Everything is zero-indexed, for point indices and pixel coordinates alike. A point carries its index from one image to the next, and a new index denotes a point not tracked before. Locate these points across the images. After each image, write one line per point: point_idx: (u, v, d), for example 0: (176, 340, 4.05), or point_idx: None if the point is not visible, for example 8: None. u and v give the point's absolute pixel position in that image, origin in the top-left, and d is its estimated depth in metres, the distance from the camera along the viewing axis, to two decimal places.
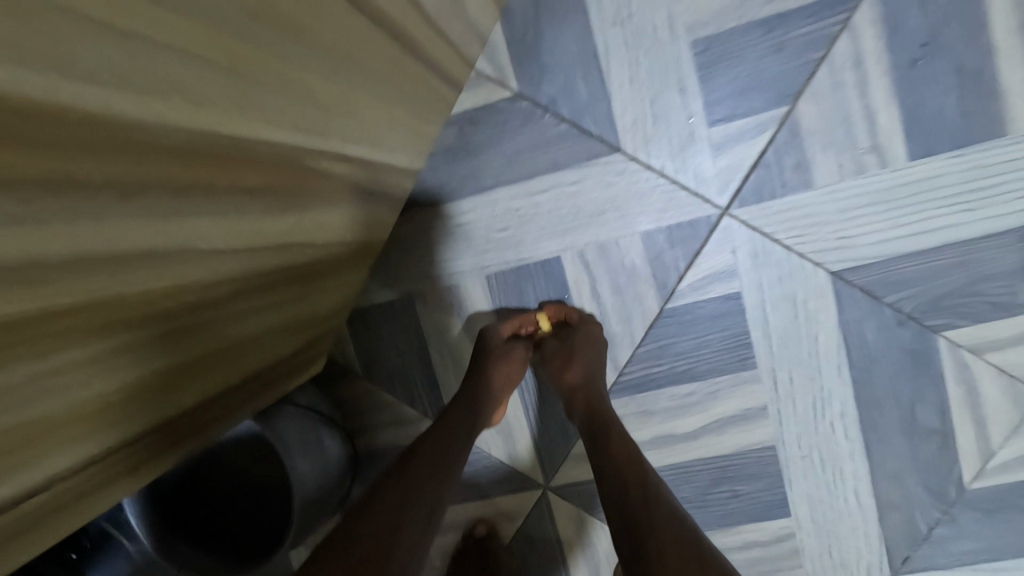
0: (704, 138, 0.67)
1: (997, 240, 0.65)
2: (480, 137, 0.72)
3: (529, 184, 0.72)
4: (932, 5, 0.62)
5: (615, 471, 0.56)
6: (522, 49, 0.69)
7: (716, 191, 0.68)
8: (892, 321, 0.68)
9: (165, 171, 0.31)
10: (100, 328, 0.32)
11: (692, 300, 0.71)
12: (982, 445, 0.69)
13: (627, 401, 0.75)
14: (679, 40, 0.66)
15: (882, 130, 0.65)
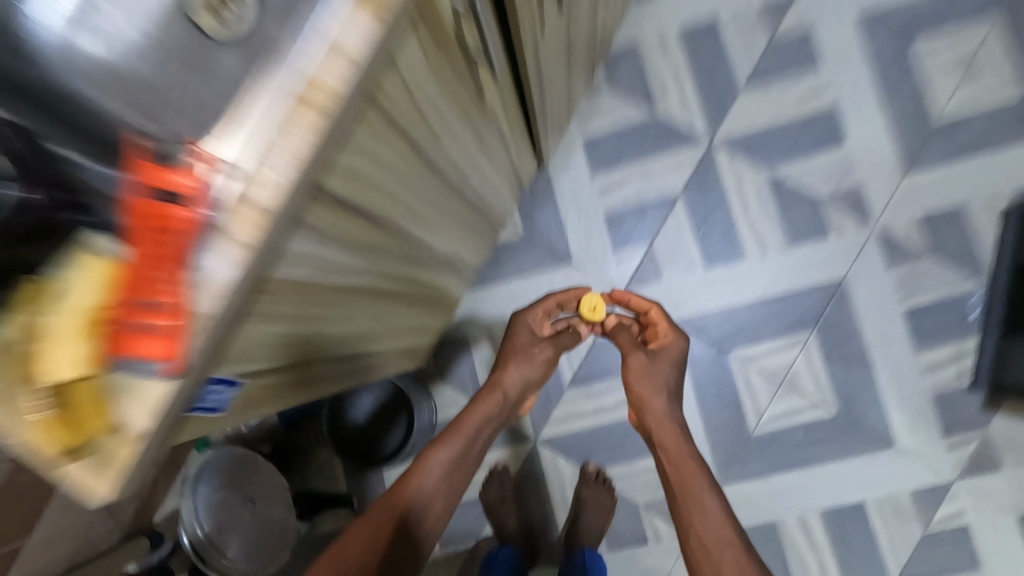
0: (613, 258, 1.43)
1: (749, 305, 1.38)
2: (505, 255, 1.47)
3: (527, 278, 1.46)
4: (707, 202, 1.41)
5: (673, 460, 0.98)
6: (526, 215, 1.47)
7: (619, 282, 1.43)
8: (707, 345, 1.39)
9: (332, 215, 0.55)
10: (286, 294, 0.56)
11: None
12: (757, 408, 1.37)
13: (580, 390, 1.42)
14: (598, 213, 1.44)
15: (693, 254, 1.41)
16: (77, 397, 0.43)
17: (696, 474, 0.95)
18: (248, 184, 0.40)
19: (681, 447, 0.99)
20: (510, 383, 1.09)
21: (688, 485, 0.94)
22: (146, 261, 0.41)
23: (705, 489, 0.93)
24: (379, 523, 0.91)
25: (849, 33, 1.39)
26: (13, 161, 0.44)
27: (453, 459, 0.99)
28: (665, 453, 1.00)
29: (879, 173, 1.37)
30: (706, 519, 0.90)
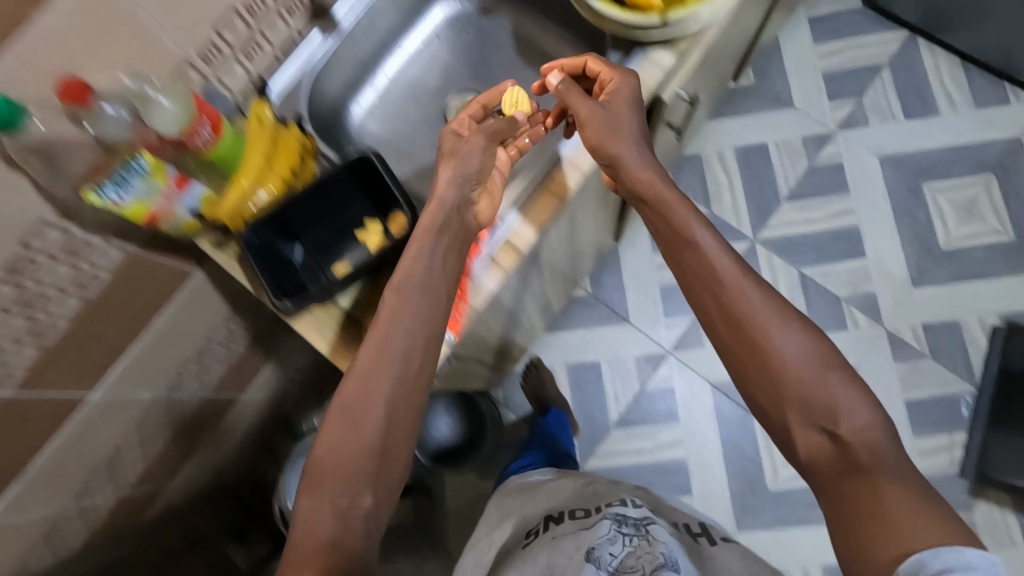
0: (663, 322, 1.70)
1: None
2: (573, 307, 1.75)
3: (591, 329, 1.72)
4: None
5: (666, 220, 0.84)
6: (595, 277, 1.75)
7: (666, 343, 1.70)
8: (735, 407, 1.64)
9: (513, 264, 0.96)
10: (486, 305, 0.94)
11: (653, 388, 1.68)
12: (774, 467, 1.60)
13: (622, 430, 1.67)
14: (655, 284, 1.73)
15: None
16: (387, 341, 0.76)
17: (715, 249, 0.81)
18: (517, 237, 0.85)
19: (678, 204, 0.84)
20: (475, 161, 0.82)
21: (701, 254, 0.81)
22: (453, 271, 0.81)
23: (724, 251, 0.81)
24: (375, 348, 0.75)
25: (873, 170, 1.73)
26: (373, 206, 0.79)
27: (427, 269, 0.76)
28: (668, 219, 0.83)
29: (892, 283, 1.66)
30: (721, 264, 0.80)
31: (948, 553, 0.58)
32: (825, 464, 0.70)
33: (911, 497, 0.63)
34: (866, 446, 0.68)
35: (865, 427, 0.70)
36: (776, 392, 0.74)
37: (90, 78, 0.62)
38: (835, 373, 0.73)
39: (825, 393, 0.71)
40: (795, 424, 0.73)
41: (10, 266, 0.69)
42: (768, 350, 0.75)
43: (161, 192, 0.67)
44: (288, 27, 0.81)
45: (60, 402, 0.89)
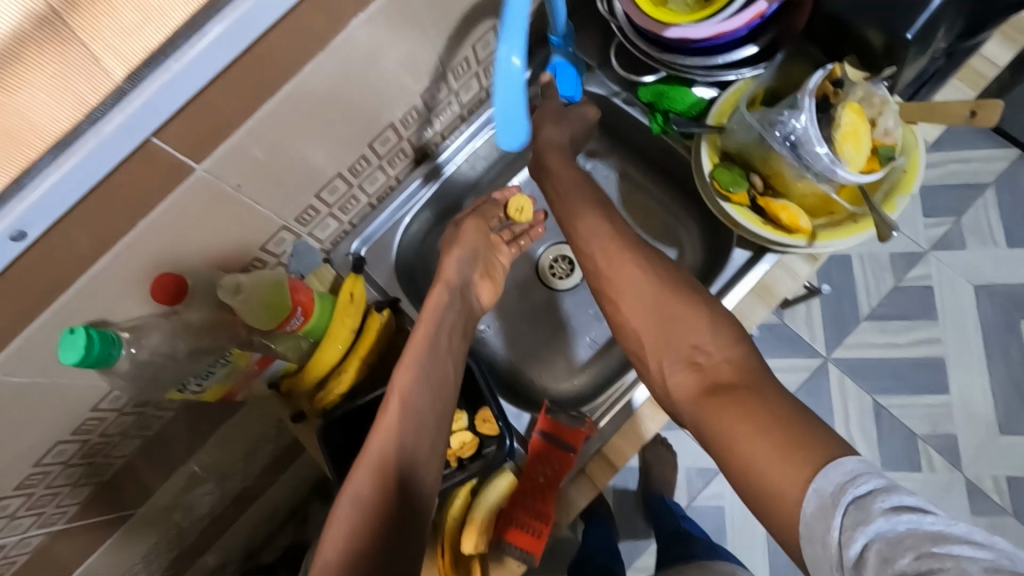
0: None
1: None
2: None
3: None
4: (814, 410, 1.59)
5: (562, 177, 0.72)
6: None
7: None
8: None
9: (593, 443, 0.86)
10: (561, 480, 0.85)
11: (702, 503, 1.58)
12: None
13: None
14: None
15: None
16: (465, 559, 0.65)
17: (639, 278, 0.62)
18: (614, 448, 0.67)
19: (601, 237, 0.67)
20: (473, 242, 0.72)
21: (624, 288, 0.63)
22: (537, 482, 0.65)
23: (641, 274, 0.63)
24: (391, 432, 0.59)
25: (965, 299, 1.60)
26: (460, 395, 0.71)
27: (431, 347, 0.64)
28: (604, 275, 0.65)
29: (975, 426, 1.53)
30: (646, 294, 0.62)
31: (850, 464, 0.43)
32: (694, 392, 0.56)
33: (767, 415, 0.49)
34: (729, 364, 0.55)
35: (728, 354, 0.56)
36: (642, 332, 0.61)
37: (184, 261, 0.58)
38: (691, 311, 0.59)
39: (687, 329, 0.58)
40: (665, 364, 0.59)
41: (77, 428, 0.65)
42: (642, 319, 0.61)
43: (241, 372, 0.64)
44: (388, 176, 0.76)
45: (107, 522, 0.85)
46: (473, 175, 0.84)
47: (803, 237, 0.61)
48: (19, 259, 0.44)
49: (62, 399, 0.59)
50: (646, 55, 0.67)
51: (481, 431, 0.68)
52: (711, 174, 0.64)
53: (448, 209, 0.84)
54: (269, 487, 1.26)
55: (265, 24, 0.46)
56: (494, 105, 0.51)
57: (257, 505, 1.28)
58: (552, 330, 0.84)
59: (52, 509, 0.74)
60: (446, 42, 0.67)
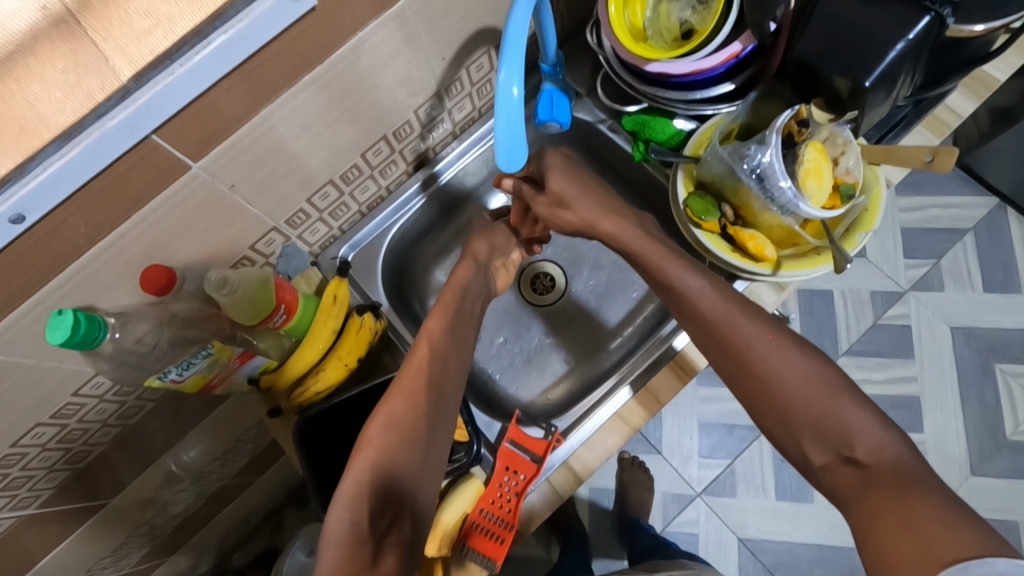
0: (697, 461, 1.62)
1: (806, 547, 1.53)
2: None
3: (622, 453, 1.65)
4: None
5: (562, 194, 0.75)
6: None
7: (697, 484, 1.61)
8: (762, 568, 1.54)
9: None
10: None
11: (677, 528, 1.59)
12: None
13: None
14: (694, 418, 1.65)
15: (768, 482, 1.58)
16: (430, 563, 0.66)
17: (762, 342, 0.60)
18: (579, 459, 0.69)
19: (718, 301, 0.62)
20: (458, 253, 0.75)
21: (755, 359, 0.59)
22: (503, 490, 0.67)
23: (775, 346, 0.59)
24: (408, 399, 0.60)
25: (943, 340, 1.64)
26: None
27: (456, 312, 0.69)
28: (722, 336, 0.61)
29: (948, 466, 1.55)
30: (786, 369, 0.58)
31: (999, 564, 0.43)
32: (843, 483, 0.54)
33: (931, 508, 0.47)
34: (888, 465, 0.52)
35: (881, 444, 0.53)
36: (783, 419, 0.58)
37: (174, 255, 0.61)
38: (844, 397, 0.56)
39: (834, 417, 0.55)
40: (806, 444, 0.56)
41: (57, 411, 0.66)
42: (780, 396, 0.58)
43: (223, 364, 0.64)
44: (379, 186, 0.79)
45: (80, 509, 0.86)
46: (463, 189, 0.87)
47: (768, 266, 0.64)
48: (16, 241, 0.46)
49: (45, 382, 0.61)
50: (629, 86, 0.71)
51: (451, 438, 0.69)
52: (686, 201, 0.68)
53: (436, 220, 0.87)
54: (245, 488, 1.26)
55: (266, 35, 0.49)
56: (495, 129, 0.55)
57: (232, 506, 1.28)
58: (531, 344, 0.86)
59: (26, 492, 0.74)
60: (443, 63, 0.70)
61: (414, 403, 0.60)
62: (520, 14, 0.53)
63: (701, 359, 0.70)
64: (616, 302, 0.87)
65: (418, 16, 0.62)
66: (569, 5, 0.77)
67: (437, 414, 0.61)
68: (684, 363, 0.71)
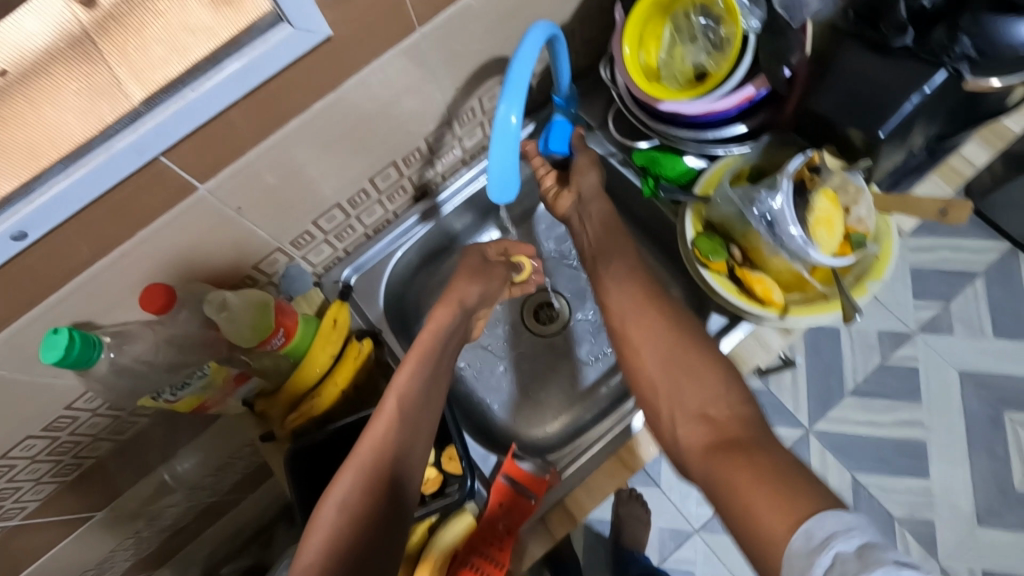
0: (696, 498, 1.59)
1: None
2: None
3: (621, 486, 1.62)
4: None
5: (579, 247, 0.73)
6: None
7: (695, 521, 1.57)
8: None
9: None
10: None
11: (673, 565, 1.55)
12: None
13: None
14: None
15: None
16: None
17: (642, 321, 0.61)
18: (575, 499, 0.67)
19: (625, 296, 0.64)
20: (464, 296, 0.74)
21: (637, 342, 0.60)
22: (496, 527, 0.65)
23: (670, 346, 0.58)
24: (365, 470, 0.60)
25: (951, 383, 1.61)
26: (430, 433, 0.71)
27: (429, 371, 0.67)
28: (631, 357, 0.60)
29: (954, 515, 1.51)
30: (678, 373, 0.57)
31: (844, 517, 0.40)
32: (697, 447, 0.52)
33: (766, 469, 0.46)
34: (738, 420, 0.52)
35: (733, 411, 0.53)
36: (657, 383, 0.57)
37: (177, 274, 0.60)
38: (710, 367, 0.56)
39: (705, 381, 0.55)
40: (677, 415, 0.55)
41: (49, 424, 0.66)
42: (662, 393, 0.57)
43: (217, 388, 0.64)
44: (386, 210, 0.79)
45: (65, 523, 0.84)
46: (471, 216, 0.86)
47: (775, 310, 0.63)
48: (16, 259, 0.46)
49: (38, 395, 0.61)
50: (641, 123, 0.71)
51: (447, 470, 0.68)
52: (693, 241, 0.67)
53: (443, 245, 0.87)
54: (235, 505, 1.24)
55: (278, 66, 0.49)
56: (489, 163, 0.55)
57: (223, 521, 1.26)
58: (531, 375, 0.85)
59: (12, 503, 0.73)
60: (455, 93, 0.70)
61: (369, 479, 0.59)
62: (529, 47, 0.54)
63: None
64: None
65: (433, 48, 0.62)
66: (585, 41, 0.77)
67: (395, 490, 0.59)
68: None
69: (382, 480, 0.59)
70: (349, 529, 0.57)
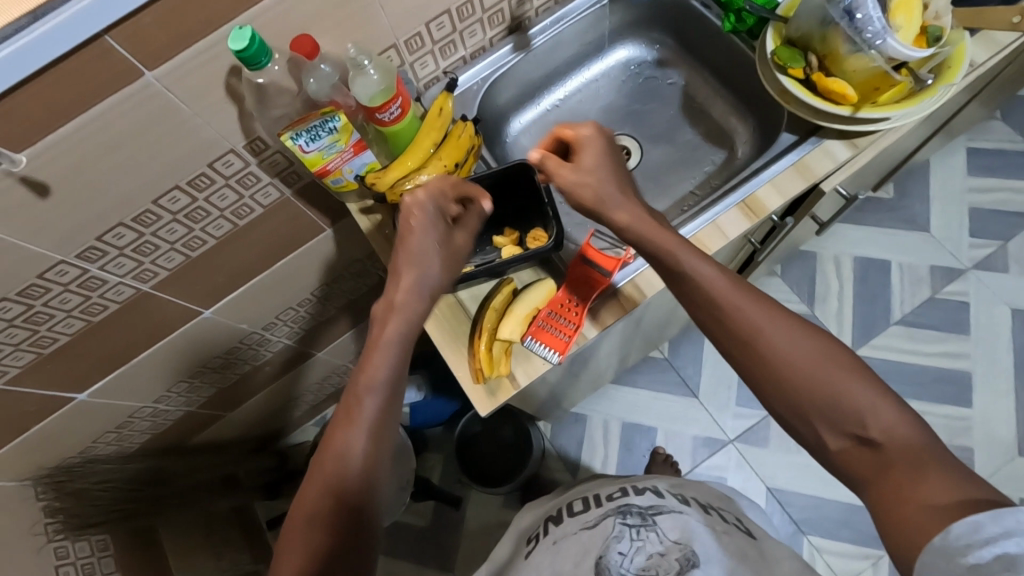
0: (732, 410, 1.63)
1: (835, 504, 1.52)
2: (644, 369, 1.70)
3: (658, 394, 1.67)
4: None
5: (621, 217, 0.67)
6: (673, 347, 1.71)
7: (731, 432, 1.61)
8: (787, 519, 1.53)
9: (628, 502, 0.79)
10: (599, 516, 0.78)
11: (704, 472, 1.59)
12: None
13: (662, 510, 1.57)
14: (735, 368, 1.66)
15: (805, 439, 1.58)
16: (497, 348, 0.72)
17: (770, 322, 0.59)
18: (643, 278, 0.75)
19: (731, 295, 0.61)
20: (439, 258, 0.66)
21: (773, 349, 0.57)
22: (571, 297, 0.74)
23: (835, 367, 0.55)
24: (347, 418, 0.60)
25: (1000, 318, 1.61)
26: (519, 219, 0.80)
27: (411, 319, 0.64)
28: (766, 371, 0.58)
29: (994, 445, 1.52)
30: (795, 354, 0.57)
31: (975, 516, 0.44)
32: (856, 466, 0.53)
33: (948, 485, 0.47)
34: (903, 437, 0.52)
35: (896, 422, 0.52)
36: (794, 403, 0.56)
37: (319, 37, 0.70)
38: (850, 375, 0.55)
39: (846, 396, 0.54)
40: (824, 431, 0.55)
41: (191, 179, 0.76)
42: (805, 392, 0.56)
43: (341, 151, 0.73)
44: (484, 35, 0.86)
45: (179, 309, 0.96)
46: (553, 58, 0.93)
47: (847, 108, 0.71)
48: None
49: (191, 139, 0.71)
50: None
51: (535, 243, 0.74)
52: (773, 52, 0.74)
53: (525, 84, 0.94)
54: (305, 355, 1.35)
55: None
56: None
57: (293, 371, 1.37)
58: None
59: (149, 264, 0.84)
60: None
61: (353, 427, 0.60)
62: None
63: (771, 201, 0.74)
64: (689, 175, 0.91)
65: None
66: None
67: (376, 440, 0.60)
68: (748, 209, 0.74)
69: (367, 427, 0.60)
70: (338, 478, 0.58)
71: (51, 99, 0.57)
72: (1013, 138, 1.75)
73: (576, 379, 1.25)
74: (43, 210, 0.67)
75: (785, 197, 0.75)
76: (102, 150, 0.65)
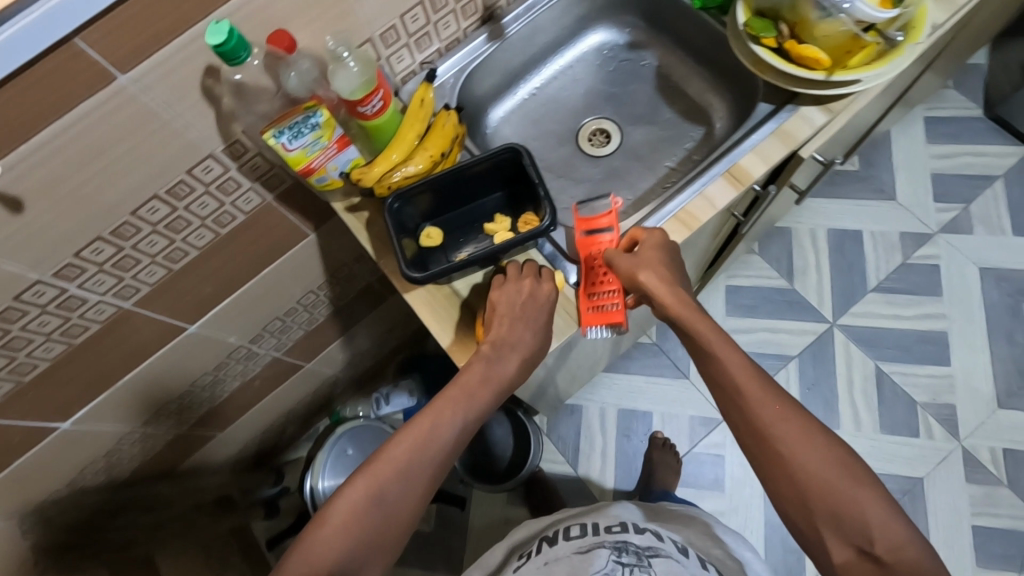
0: None
1: None
2: (634, 355, 1.71)
3: (650, 379, 1.68)
4: (817, 373, 1.64)
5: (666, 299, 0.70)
6: (662, 331, 1.72)
7: None
8: None
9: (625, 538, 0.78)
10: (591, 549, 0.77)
11: (702, 451, 1.60)
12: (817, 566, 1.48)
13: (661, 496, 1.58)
14: None
15: None
16: None
17: (788, 422, 0.63)
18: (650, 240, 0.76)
19: (760, 392, 0.65)
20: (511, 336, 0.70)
21: (791, 451, 0.61)
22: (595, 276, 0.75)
23: (849, 483, 0.59)
24: (388, 475, 0.64)
25: (970, 277, 1.67)
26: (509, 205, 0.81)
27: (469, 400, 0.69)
28: (779, 472, 0.62)
29: (975, 399, 1.57)
30: (812, 466, 0.60)
31: None
32: None
33: None
34: (906, 559, 0.56)
35: (902, 545, 0.56)
36: (804, 507, 0.60)
37: (295, 32, 0.69)
38: (865, 489, 0.59)
39: (855, 510, 0.58)
40: (828, 541, 0.59)
41: (170, 187, 0.74)
42: (816, 501, 0.59)
43: (324, 147, 0.71)
44: (459, 27, 0.86)
45: (163, 325, 0.93)
46: (528, 47, 0.94)
47: (822, 72, 0.73)
48: None
49: (169, 145, 0.69)
50: None
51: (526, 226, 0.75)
52: (745, 24, 0.76)
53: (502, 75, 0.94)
54: (294, 367, 1.32)
55: None
56: None
57: (283, 385, 1.34)
58: (587, 189, 0.91)
59: (130, 280, 0.82)
60: None
61: (394, 485, 0.64)
62: None
63: (755, 169, 0.75)
64: (671, 153, 0.92)
65: None
66: None
67: (406, 498, 0.64)
68: (732, 178, 0.75)
69: (406, 488, 0.65)
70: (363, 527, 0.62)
71: (25, 106, 0.55)
72: (966, 105, 1.82)
73: (571, 367, 1.26)
74: (18, 225, 0.65)
75: (768, 163, 0.76)
76: (78, 161, 0.63)
